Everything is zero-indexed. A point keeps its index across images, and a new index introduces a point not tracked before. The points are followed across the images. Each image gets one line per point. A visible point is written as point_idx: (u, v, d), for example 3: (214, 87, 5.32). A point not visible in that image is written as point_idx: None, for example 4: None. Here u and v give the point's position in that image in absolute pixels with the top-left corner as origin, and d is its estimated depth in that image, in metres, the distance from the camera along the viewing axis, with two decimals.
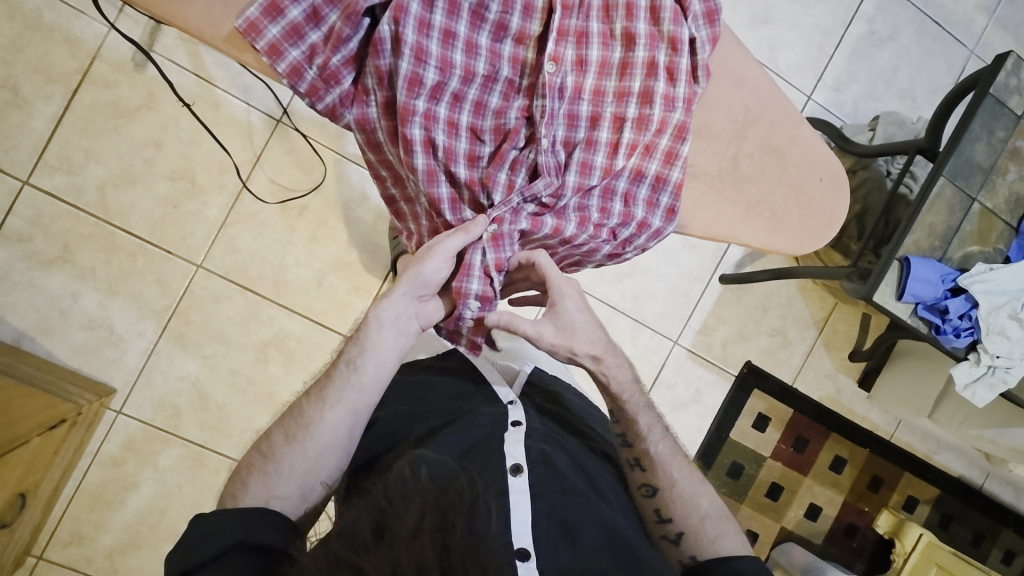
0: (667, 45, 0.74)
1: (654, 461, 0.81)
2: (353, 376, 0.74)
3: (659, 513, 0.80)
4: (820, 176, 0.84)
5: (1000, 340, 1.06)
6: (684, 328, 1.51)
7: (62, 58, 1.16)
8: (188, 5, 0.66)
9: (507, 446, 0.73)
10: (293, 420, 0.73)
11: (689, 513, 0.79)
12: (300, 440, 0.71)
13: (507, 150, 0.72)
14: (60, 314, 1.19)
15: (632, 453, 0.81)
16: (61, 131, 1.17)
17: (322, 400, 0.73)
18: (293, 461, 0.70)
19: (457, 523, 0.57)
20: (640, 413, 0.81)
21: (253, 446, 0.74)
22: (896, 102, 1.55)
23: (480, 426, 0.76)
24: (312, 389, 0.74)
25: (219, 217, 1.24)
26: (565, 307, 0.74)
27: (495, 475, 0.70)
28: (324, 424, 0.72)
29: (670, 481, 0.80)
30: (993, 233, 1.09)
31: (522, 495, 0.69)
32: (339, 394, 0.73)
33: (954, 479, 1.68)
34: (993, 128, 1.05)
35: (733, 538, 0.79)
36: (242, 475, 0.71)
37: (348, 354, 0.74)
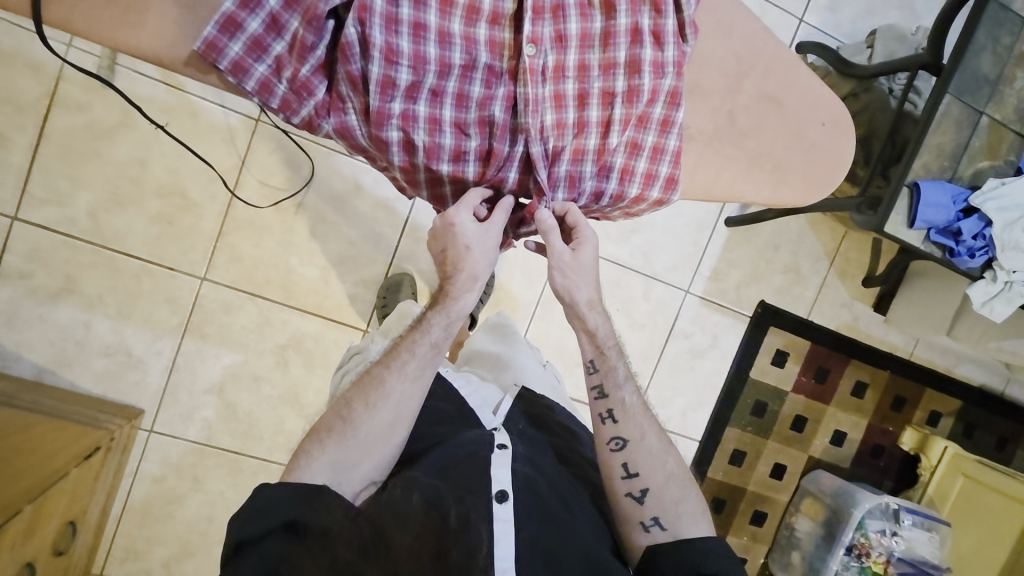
0: (651, 7, 0.70)
1: (626, 412, 0.82)
2: (435, 357, 0.79)
3: (626, 468, 0.79)
4: (823, 121, 0.81)
5: (1017, 255, 1.03)
6: (694, 277, 1.50)
7: (27, 85, 1.12)
8: (141, 31, 0.66)
9: (492, 469, 0.74)
10: (373, 388, 0.77)
11: (656, 470, 0.79)
12: (380, 408, 0.76)
13: (497, 147, 0.70)
14: (76, 345, 1.19)
15: (607, 404, 0.82)
16: (40, 161, 1.14)
17: (406, 374, 0.78)
18: (371, 428, 0.75)
19: (451, 551, 0.65)
20: (617, 364, 0.83)
21: (329, 406, 0.78)
22: (894, 13, 1.48)
23: (463, 448, 0.76)
24: (392, 359, 0.78)
25: (215, 227, 1.22)
26: (585, 252, 0.77)
27: (480, 502, 0.70)
28: (401, 395, 0.77)
29: (640, 434, 0.81)
30: (1004, 146, 1.05)
31: (506, 524, 0.68)
32: (419, 371, 0.78)
33: (975, 389, 1.70)
34: (999, 35, 1.01)
35: (693, 505, 0.79)
36: (319, 434, 0.75)
37: (432, 337, 0.78)
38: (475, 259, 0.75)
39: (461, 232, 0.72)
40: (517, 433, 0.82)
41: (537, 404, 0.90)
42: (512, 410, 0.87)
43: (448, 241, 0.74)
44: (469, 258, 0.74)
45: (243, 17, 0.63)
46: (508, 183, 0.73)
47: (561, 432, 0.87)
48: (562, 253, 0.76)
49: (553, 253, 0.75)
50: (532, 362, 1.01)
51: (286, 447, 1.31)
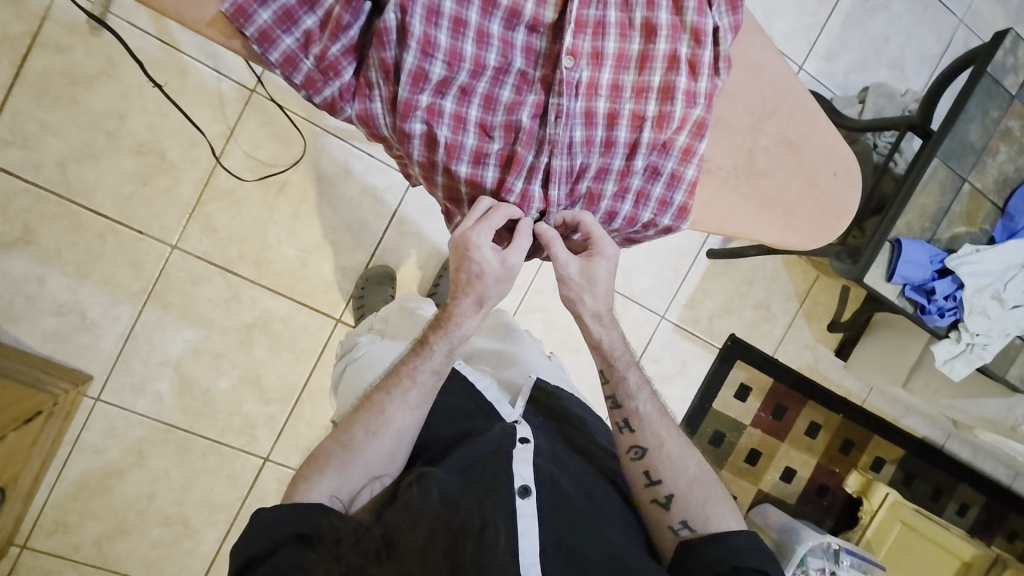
0: (690, 36, 0.70)
1: (641, 421, 0.84)
2: (437, 381, 0.78)
3: (648, 475, 0.81)
4: (834, 170, 0.84)
5: (981, 319, 1.09)
6: (671, 302, 1.52)
7: (5, 18, 1.04)
8: None
9: (515, 464, 0.74)
10: (373, 416, 0.75)
11: (678, 476, 0.81)
12: (380, 435, 0.75)
13: (520, 155, 0.69)
14: (26, 299, 1.12)
15: (622, 415, 0.85)
16: (11, 101, 1.07)
17: (406, 402, 0.76)
18: (371, 455, 0.74)
19: (466, 546, 0.61)
20: (629, 372, 0.86)
21: (326, 436, 0.77)
22: (885, 72, 1.54)
23: (486, 444, 0.77)
24: (392, 386, 0.77)
25: (192, 194, 1.17)
26: (600, 263, 0.73)
27: (504, 497, 0.71)
28: (402, 423, 0.76)
29: (659, 441, 0.83)
30: (981, 214, 1.10)
31: (529, 519, 0.70)
32: (420, 399, 0.77)
33: (918, 440, 1.77)
34: (988, 108, 1.05)
35: (721, 504, 0.80)
36: (319, 460, 0.74)
37: (434, 364, 0.78)
38: (487, 286, 0.72)
39: (478, 260, 0.69)
40: (537, 430, 0.83)
41: (552, 397, 0.91)
42: (528, 405, 0.88)
43: (467, 264, 0.70)
44: (481, 284, 0.72)
45: None
46: (533, 198, 0.71)
47: (577, 424, 0.89)
48: (569, 265, 0.73)
49: (561, 263, 0.73)
50: (538, 355, 1.01)
51: (241, 430, 1.26)
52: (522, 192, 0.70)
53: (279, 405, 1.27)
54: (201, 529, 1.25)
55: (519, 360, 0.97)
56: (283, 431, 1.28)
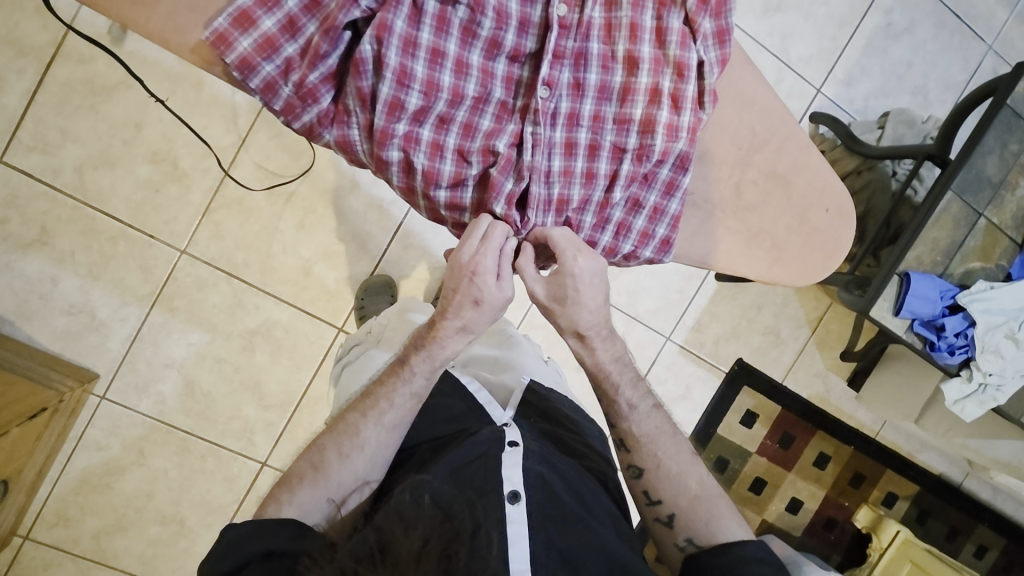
0: (673, 70, 0.69)
1: (637, 441, 0.82)
2: (415, 405, 0.79)
3: (647, 495, 0.81)
4: (826, 207, 0.82)
5: (994, 358, 1.05)
6: (677, 324, 1.49)
7: (33, 29, 1.08)
8: (151, 11, 0.67)
9: (504, 469, 0.72)
10: (347, 439, 0.76)
11: (679, 495, 0.79)
12: (354, 457, 0.75)
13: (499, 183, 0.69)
14: (40, 299, 1.16)
15: (617, 434, 0.83)
16: (35, 108, 1.11)
17: (383, 424, 0.77)
18: (343, 476, 0.74)
19: (460, 552, 0.61)
20: (623, 389, 0.84)
21: (301, 455, 0.77)
22: (907, 98, 1.50)
23: (476, 446, 0.75)
24: (369, 409, 0.78)
25: (202, 201, 1.20)
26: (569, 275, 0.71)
27: (493, 502, 0.68)
28: (377, 445, 0.76)
29: (655, 462, 0.81)
30: (997, 249, 1.06)
31: (519, 526, 0.66)
32: (398, 421, 0.78)
33: (934, 476, 1.70)
34: (1007, 141, 1.01)
35: (728, 519, 0.77)
36: (290, 481, 0.74)
37: (414, 386, 0.79)
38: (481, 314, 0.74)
39: (479, 286, 0.70)
40: (526, 430, 0.82)
41: (544, 399, 0.89)
42: (519, 406, 0.87)
43: (476, 292, 0.71)
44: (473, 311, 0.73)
45: (258, 13, 0.63)
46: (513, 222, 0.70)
47: (568, 424, 0.88)
48: (535, 281, 0.72)
49: (528, 283, 0.73)
50: (534, 359, 1.01)
51: (239, 434, 1.27)
52: (502, 213, 0.70)
53: (278, 411, 1.29)
54: (196, 529, 1.27)
55: (514, 363, 0.97)
56: (281, 437, 1.30)
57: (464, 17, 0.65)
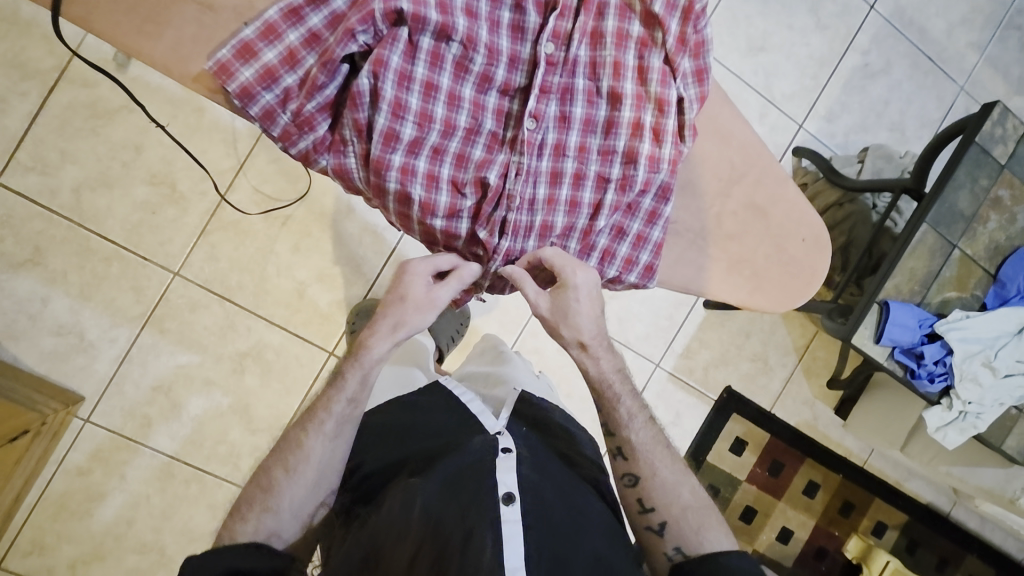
0: (654, 106, 0.72)
1: (634, 450, 0.82)
2: (352, 412, 0.79)
3: (641, 503, 0.80)
4: (803, 237, 0.85)
5: (972, 386, 1.07)
6: (666, 351, 1.51)
7: (38, 54, 1.11)
8: (159, 41, 0.69)
9: (498, 473, 0.71)
10: (293, 454, 0.77)
11: (671, 503, 0.79)
12: (301, 472, 0.76)
13: (488, 209, 0.72)
14: (30, 318, 1.16)
15: (616, 443, 0.83)
16: (35, 130, 1.13)
17: (324, 434, 0.77)
18: (293, 494, 0.75)
19: (451, 563, 0.64)
20: (623, 399, 0.83)
21: (251, 479, 0.78)
22: (885, 134, 1.56)
23: (469, 454, 0.74)
24: (307, 423, 0.78)
25: (198, 224, 1.21)
26: (569, 292, 0.75)
27: (486, 506, 0.68)
28: (322, 454, 0.77)
29: (652, 471, 0.81)
30: (972, 280, 1.09)
31: (514, 525, 0.67)
32: (338, 430, 0.78)
33: (923, 506, 1.71)
34: (977, 176, 1.06)
35: (716, 529, 0.78)
36: (243, 508, 0.75)
37: (347, 393, 0.78)
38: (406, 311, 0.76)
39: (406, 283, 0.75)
40: (520, 440, 0.81)
41: (535, 408, 0.90)
42: (512, 415, 0.87)
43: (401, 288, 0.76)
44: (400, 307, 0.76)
45: (261, 47, 0.66)
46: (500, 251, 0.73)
47: (560, 434, 0.88)
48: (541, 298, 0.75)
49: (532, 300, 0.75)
50: (527, 373, 1.01)
51: (225, 459, 1.26)
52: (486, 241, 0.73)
53: (265, 435, 1.28)
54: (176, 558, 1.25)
55: (507, 375, 0.97)
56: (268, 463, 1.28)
57: (456, 53, 0.68)
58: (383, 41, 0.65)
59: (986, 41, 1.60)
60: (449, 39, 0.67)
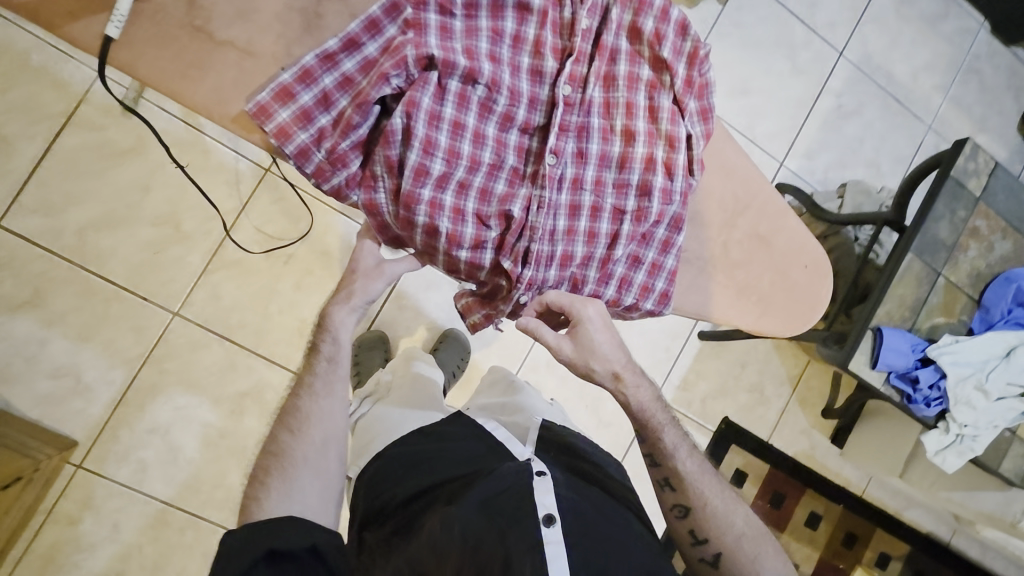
0: (665, 142, 0.77)
1: (682, 481, 0.82)
2: (335, 369, 0.84)
3: (694, 534, 0.80)
4: (804, 263, 0.89)
5: (967, 409, 1.10)
6: (664, 383, 1.53)
7: (48, 100, 1.14)
8: (200, 85, 0.71)
9: (537, 494, 0.71)
10: (295, 417, 0.80)
11: (726, 533, 0.79)
12: (307, 430, 0.79)
13: (511, 241, 0.75)
14: (25, 361, 1.14)
15: (662, 473, 0.83)
16: (41, 173, 1.14)
17: (317, 393, 0.82)
18: (306, 450, 0.77)
19: None
20: (665, 429, 0.84)
21: (257, 459, 0.78)
22: (862, 170, 1.64)
23: (505, 477, 0.74)
24: (301, 389, 0.83)
25: (201, 264, 1.22)
26: (587, 330, 0.78)
27: (528, 526, 0.67)
28: (324, 412, 0.81)
29: (703, 500, 0.80)
30: (958, 305, 1.14)
31: (557, 546, 0.66)
32: (328, 387, 0.82)
33: (924, 535, 1.71)
34: (955, 208, 1.12)
35: (771, 559, 0.78)
36: (258, 481, 0.75)
37: (327, 353, 0.84)
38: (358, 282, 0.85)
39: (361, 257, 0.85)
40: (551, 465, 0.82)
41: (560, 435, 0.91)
42: (538, 441, 0.88)
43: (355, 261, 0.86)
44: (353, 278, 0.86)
45: (297, 89, 0.68)
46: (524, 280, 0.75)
47: (587, 459, 0.87)
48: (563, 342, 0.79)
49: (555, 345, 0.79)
50: (540, 400, 1.03)
51: (222, 505, 1.23)
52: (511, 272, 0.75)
53: None
54: None
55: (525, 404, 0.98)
56: None
57: (482, 94, 0.72)
58: (414, 85, 0.68)
59: (949, 84, 1.72)
60: (474, 82, 0.70)
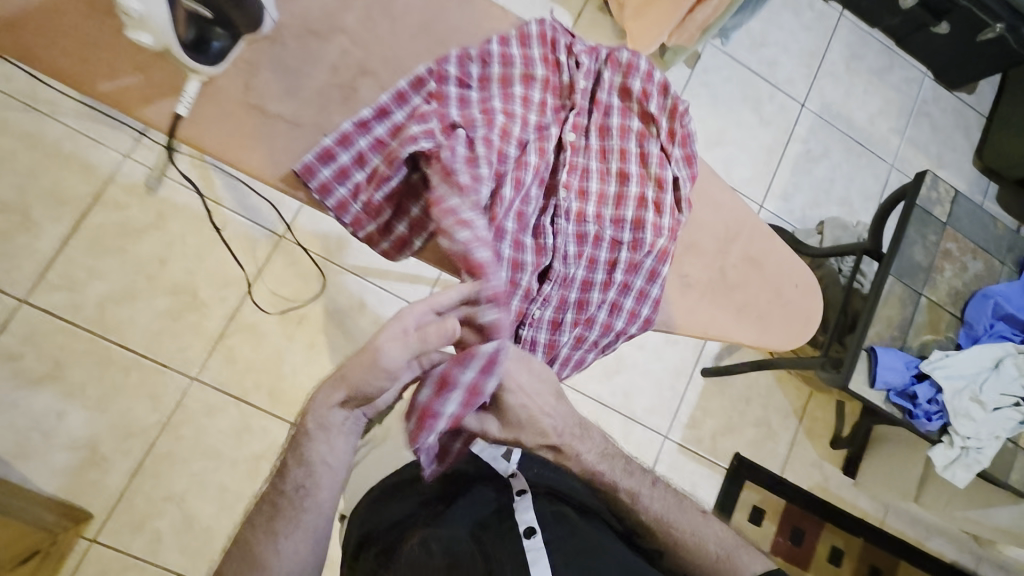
0: (653, 183, 0.86)
1: (655, 520, 0.77)
2: (306, 499, 0.61)
3: (675, 563, 0.78)
4: (796, 283, 0.97)
5: (967, 421, 1.14)
6: (673, 422, 1.55)
7: (76, 183, 1.22)
8: (252, 150, 0.74)
9: (519, 512, 0.77)
10: (246, 574, 0.59)
11: (708, 558, 0.76)
12: None
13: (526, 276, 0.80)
14: (43, 435, 1.15)
15: (633, 518, 0.77)
16: (67, 251, 1.20)
17: (278, 532, 0.60)
18: None
19: None
20: (622, 475, 0.77)
21: None
22: (836, 207, 1.76)
23: (489, 499, 0.80)
24: (257, 519, 0.61)
25: (217, 328, 1.26)
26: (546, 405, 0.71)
27: (511, 539, 0.74)
28: (289, 559, 0.60)
29: (677, 535, 0.77)
30: (943, 322, 1.20)
31: (538, 553, 0.72)
32: (294, 525, 0.61)
33: (948, 565, 1.69)
34: (926, 233, 1.21)
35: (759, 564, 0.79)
36: None
37: (295, 478, 0.61)
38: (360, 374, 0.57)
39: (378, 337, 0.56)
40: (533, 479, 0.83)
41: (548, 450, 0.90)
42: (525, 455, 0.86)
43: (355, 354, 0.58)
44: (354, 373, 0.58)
45: (337, 149, 0.74)
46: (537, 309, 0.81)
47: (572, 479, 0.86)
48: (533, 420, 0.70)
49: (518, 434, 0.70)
50: None
51: None
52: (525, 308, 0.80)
53: None
54: None
55: None
56: None
57: None
58: (443, 147, 0.71)
59: (904, 127, 1.87)
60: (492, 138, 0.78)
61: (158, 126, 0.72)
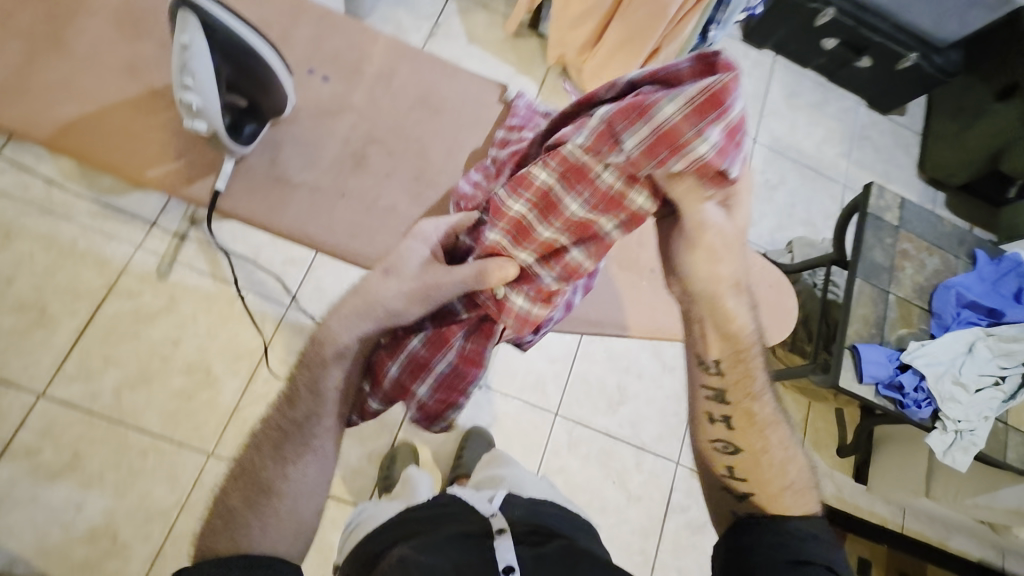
0: None
1: (747, 421, 0.74)
2: (309, 429, 0.74)
3: (732, 470, 0.74)
4: (769, 283, 1.06)
5: (955, 405, 1.20)
6: (683, 447, 1.57)
7: (91, 276, 1.28)
8: (286, 211, 0.85)
9: (498, 552, 0.73)
10: (259, 491, 0.71)
11: (772, 479, 0.72)
12: (270, 501, 0.71)
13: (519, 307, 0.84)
14: (62, 527, 1.16)
15: (723, 409, 0.74)
16: (82, 342, 1.25)
17: (285, 464, 0.73)
18: (265, 518, 0.69)
19: None
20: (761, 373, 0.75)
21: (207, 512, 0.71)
22: (801, 228, 1.89)
23: (466, 538, 0.75)
24: (267, 447, 0.74)
25: (231, 402, 1.29)
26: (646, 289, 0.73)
27: None
28: (297, 477, 0.73)
29: (761, 444, 0.74)
30: (914, 316, 1.30)
31: None
32: (299, 457, 0.73)
33: (975, 563, 1.69)
34: (882, 236, 1.33)
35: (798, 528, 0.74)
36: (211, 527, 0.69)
37: (304, 408, 0.74)
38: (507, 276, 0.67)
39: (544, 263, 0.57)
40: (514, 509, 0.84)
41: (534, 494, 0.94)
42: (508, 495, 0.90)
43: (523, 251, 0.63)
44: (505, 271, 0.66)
45: None
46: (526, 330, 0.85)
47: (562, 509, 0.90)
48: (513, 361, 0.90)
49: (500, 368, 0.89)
50: (525, 471, 1.07)
51: None
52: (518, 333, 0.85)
53: None
54: None
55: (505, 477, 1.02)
56: None
57: None
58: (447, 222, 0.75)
59: (849, 150, 2.05)
60: None
61: (199, 200, 0.82)
